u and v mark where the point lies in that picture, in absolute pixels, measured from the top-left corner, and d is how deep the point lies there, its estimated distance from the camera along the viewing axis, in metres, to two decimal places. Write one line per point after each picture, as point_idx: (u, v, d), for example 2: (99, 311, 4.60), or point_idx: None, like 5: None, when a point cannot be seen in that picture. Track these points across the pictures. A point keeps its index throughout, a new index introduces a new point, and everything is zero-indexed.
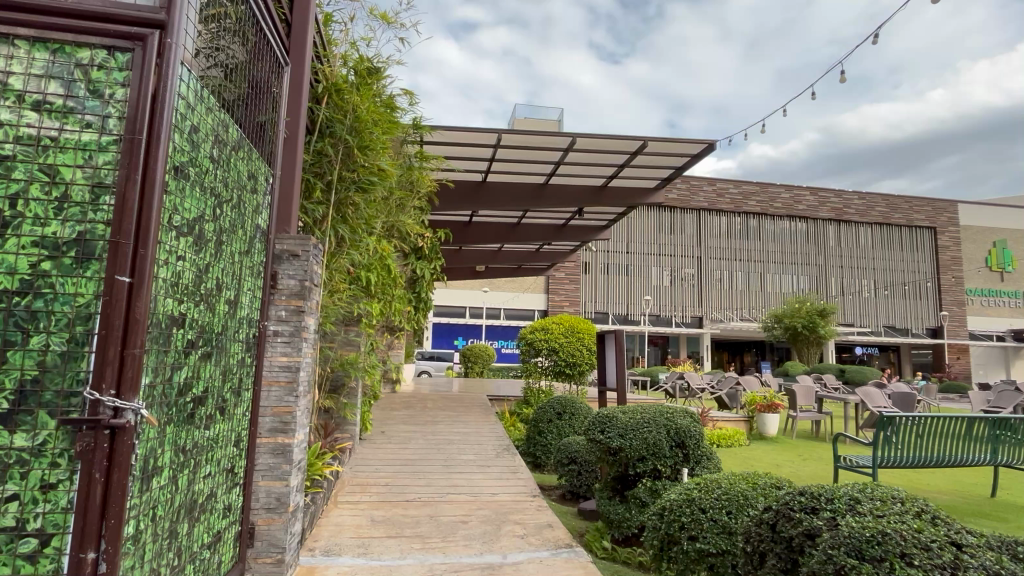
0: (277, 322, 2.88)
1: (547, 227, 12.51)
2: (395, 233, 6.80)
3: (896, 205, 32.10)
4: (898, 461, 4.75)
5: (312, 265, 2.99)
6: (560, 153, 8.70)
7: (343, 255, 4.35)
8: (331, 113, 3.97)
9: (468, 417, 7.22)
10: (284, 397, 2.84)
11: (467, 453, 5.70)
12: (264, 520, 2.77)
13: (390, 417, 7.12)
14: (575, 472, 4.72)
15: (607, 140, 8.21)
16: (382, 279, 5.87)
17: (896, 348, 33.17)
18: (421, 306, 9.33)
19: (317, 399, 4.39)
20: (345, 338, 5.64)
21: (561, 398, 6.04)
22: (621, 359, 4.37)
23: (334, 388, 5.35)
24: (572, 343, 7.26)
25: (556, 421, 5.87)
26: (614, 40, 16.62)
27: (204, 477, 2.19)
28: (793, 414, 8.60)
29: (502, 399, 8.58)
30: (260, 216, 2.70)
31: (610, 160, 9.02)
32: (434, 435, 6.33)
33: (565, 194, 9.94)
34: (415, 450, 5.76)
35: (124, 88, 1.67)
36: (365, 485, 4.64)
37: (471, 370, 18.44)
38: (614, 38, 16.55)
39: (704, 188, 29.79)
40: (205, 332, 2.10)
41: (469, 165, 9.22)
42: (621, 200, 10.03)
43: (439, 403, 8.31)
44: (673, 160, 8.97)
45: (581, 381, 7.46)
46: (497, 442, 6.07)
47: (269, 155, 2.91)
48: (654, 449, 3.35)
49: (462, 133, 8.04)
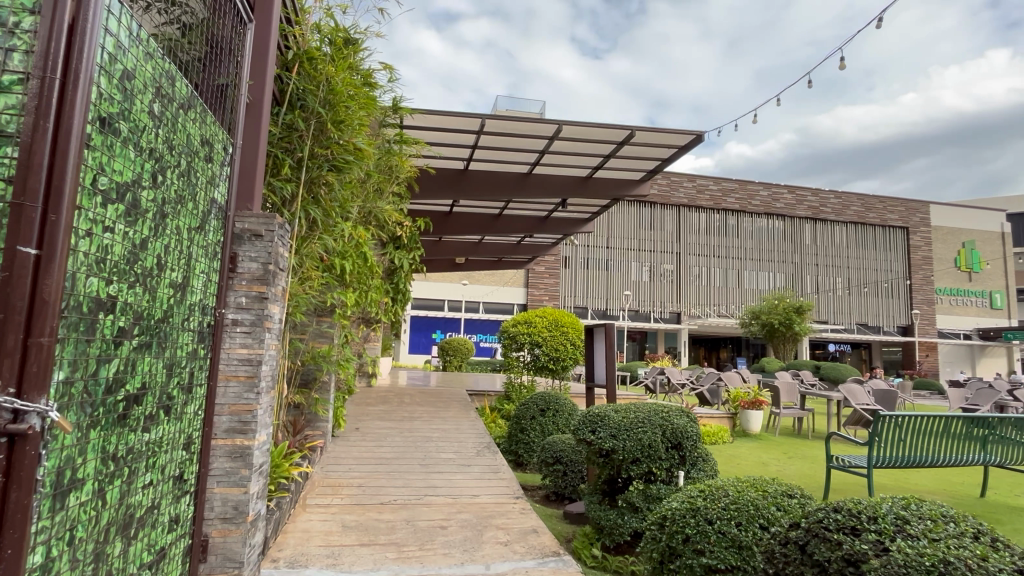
0: (237, 311, 2.56)
1: (529, 219, 12.24)
2: (373, 221, 6.48)
3: (870, 205, 32.58)
4: (892, 461, 4.59)
5: (277, 247, 2.67)
6: (545, 141, 8.43)
7: (315, 239, 4.04)
8: (303, 84, 3.65)
9: (447, 413, 6.94)
10: (243, 394, 2.53)
11: (446, 451, 5.43)
12: (219, 532, 2.47)
13: (366, 413, 6.80)
14: (561, 472, 4.49)
15: (594, 128, 7.96)
16: (359, 268, 5.54)
17: (867, 345, 33.78)
18: (401, 298, 9.00)
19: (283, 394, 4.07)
20: (318, 330, 5.31)
21: (544, 394, 5.82)
22: (612, 354, 4.12)
23: (306, 382, 5.04)
24: (556, 337, 6.99)
25: (539, 419, 5.63)
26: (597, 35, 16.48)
27: (144, 487, 1.88)
28: (776, 411, 8.51)
29: (483, 394, 8.32)
30: (217, 189, 2.39)
31: (596, 151, 8.78)
32: (412, 432, 6.05)
33: (549, 185, 9.69)
34: (392, 447, 5.47)
35: (34, 17, 1.34)
36: (337, 486, 4.34)
37: (449, 363, 18.17)
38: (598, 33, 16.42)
39: (685, 184, 29.85)
40: (142, 319, 1.80)
41: (451, 153, 8.91)
42: (606, 192, 9.80)
43: (417, 398, 8.00)
44: (659, 152, 8.77)
45: (565, 376, 7.21)
46: (479, 440, 5.81)
47: (229, 124, 2.58)
48: (649, 452, 3.11)
49: (444, 117, 7.73)
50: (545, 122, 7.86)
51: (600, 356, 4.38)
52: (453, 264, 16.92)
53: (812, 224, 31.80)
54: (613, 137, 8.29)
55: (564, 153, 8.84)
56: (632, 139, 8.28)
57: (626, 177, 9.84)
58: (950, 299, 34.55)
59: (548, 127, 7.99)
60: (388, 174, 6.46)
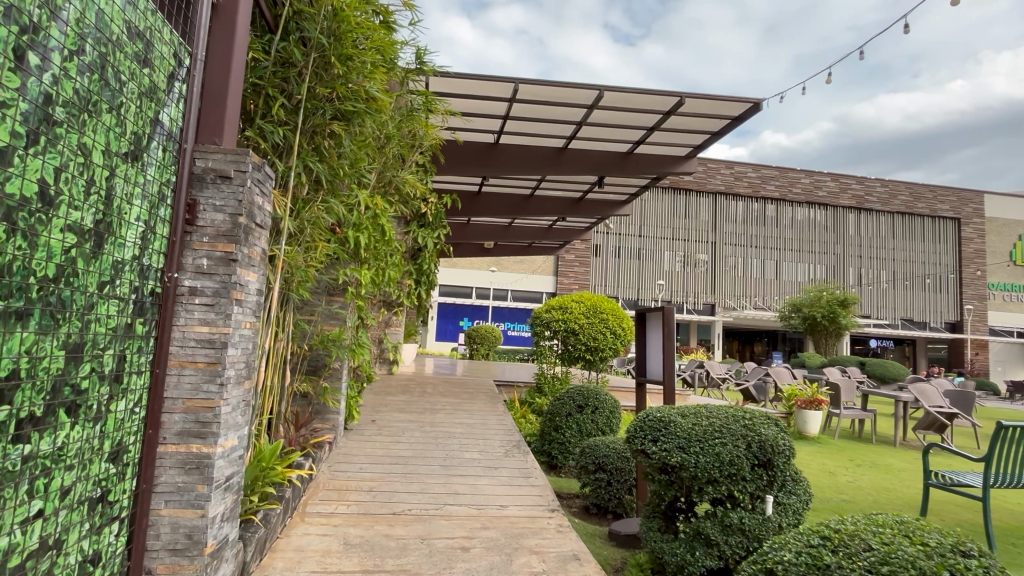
0: (195, 276, 1.94)
1: (561, 200, 11.49)
2: (393, 193, 5.87)
3: (920, 194, 30.80)
4: (1010, 482, 3.75)
5: (250, 193, 2.03)
6: (584, 110, 7.68)
7: (319, 202, 3.43)
8: (300, 7, 2.96)
9: (473, 406, 6.32)
10: (202, 387, 1.91)
11: (470, 451, 4.79)
12: (167, 568, 1.87)
13: (384, 403, 6.22)
14: (605, 482, 3.84)
15: (639, 94, 7.16)
16: (376, 243, 4.91)
17: (911, 342, 32.12)
18: (425, 281, 8.40)
19: (277, 383, 3.49)
20: (327, 312, 4.68)
21: (582, 388, 5.14)
22: (669, 342, 3.41)
23: (315, 369, 4.58)
24: (595, 325, 6.25)
25: (575, 416, 4.97)
26: (631, 17, 15.70)
27: (21, 523, 1.28)
28: (837, 412, 7.65)
29: (511, 386, 7.68)
30: (160, 108, 1.75)
31: (639, 122, 7.99)
32: (434, 427, 5.44)
33: (585, 161, 8.94)
34: (410, 444, 4.86)
35: None
36: (344, 491, 3.75)
37: (476, 351, 17.63)
38: (631, 16, 15.64)
39: (722, 171, 28.57)
40: (8, 274, 1.18)
41: (479, 124, 8.22)
42: (647, 168, 8.99)
43: (441, 388, 7.41)
44: (709, 124, 7.93)
45: (603, 368, 6.49)
46: (507, 439, 5.16)
47: (185, 27, 1.92)
48: (730, 470, 2.41)
49: (473, 82, 7.04)
50: (584, 88, 7.09)
51: (653, 347, 3.68)
52: (482, 249, 16.27)
53: (858, 214, 30.20)
54: (659, 106, 7.48)
55: (604, 125, 8.08)
56: (680, 108, 7.46)
57: (669, 153, 9.01)
58: (1005, 294, 32.56)
59: (587, 94, 7.21)
60: (408, 141, 5.81)
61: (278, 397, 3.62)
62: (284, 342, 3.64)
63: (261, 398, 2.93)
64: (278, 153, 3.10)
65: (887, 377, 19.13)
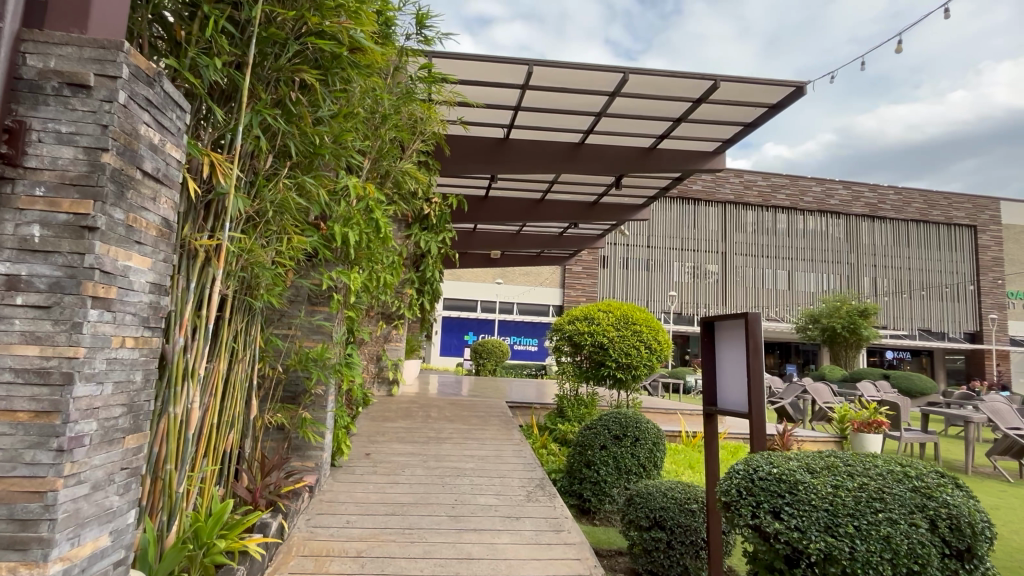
0: (19, 256, 1.28)
1: (574, 204, 10.67)
2: (390, 188, 5.08)
3: (934, 201, 29.94)
4: None
5: (116, 118, 1.34)
6: (605, 98, 6.87)
7: (282, 178, 2.61)
8: None
9: (484, 434, 5.44)
10: (24, 456, 1.24)
11: (484, 495, 3.90)
12: None
13: (381, 432, 5.34)
14: (664, 544, 2.96)
15: (667, 78, 6.35)
16: (368, 241, 4.07)
17: (929, 353, 31.05)
18: (429, 290, 7.55)
19: (219, 424, 2.69)
20: (308, 325, 3.82)
21: (619, 413, 4.29)
22: (755, 362, 2.54)
23: (293, 395, 3.74)
24: (628, 338, 5.36)
25: (611, 449, 4.09)
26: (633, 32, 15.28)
27: None
28: (898, 435, 6.70)
29: (526, 407, 6.80)
30: None
31: (664, 112, 7.19)
32: (439, 461, 4.55)
33: (604, 157, 8.13)
34: (411, 486, 3.97)
35: None
36: (324, 558, 2.87)
37: (482, 367, 16.77)
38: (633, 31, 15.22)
39: (731, 180, 27.83)
40: None
41: (487, 116, 7.42)
42: (672, 165, 8.14)
43: (446, 411, 6.52)
44: (744, 113, 7.11)
45: (635, 388, 5.59)
46: (529, 478, 4.26)
47: None
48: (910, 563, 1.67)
49: (482, 65, 6.22)
50: (605, 71, 6.29)
51: (729, 370, 2.81)
52: (489, 259, 15.42)
53: (873, 221, 29.29)
54: (688, 91, 6.68)
55: (627, 115, 7.27)
56: (713, 94, 6.66)
57: (696, 148, 8.18)
58: None
59: (609, 78, 6.41)
60: (404, 125, 4.99)
61: (223, 439, 2.77)
62: (238, 365, 2.82)
63: (175, 450, 2.10)
64: (223, 97, 2.25)
65: (913, 390, 18.14)
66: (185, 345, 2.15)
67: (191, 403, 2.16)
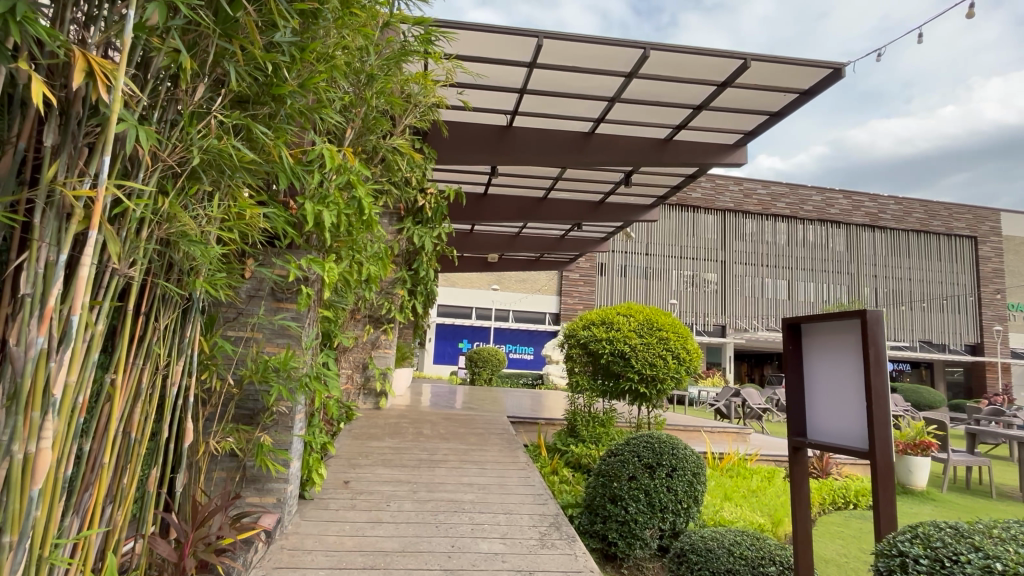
0: None
1: (579, 203, 9.97)
2: (374, 169, 4.34)
3: (935, 212, 29.52)
4: None
5: None
6: (622, 79, 6.17)
7: (214, 116, 1.87)
8: None
9: (484, 456, 4.68)
10: None
11: (487, 540, 3.13)
12: None
13: (364, 453, 4.57)
14: None
15: (692, 57, 5.68)
16: (347, 226, 3.32)
17: (928, 364, 30.54)
18: (422, 291, 6.80)
19: (113, 462, 1.91)
20: (272, 326, 3.07)
21: (652, 437, 3.58)
22: (876, 382, 1.83)
23: (249, 416, 2.99)
24: (652, 346, 4.63)
25: (641, 481, 3.36)
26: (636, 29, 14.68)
27: None
28: (947, 457, 6.01)
29: (530, 423, 6.06)
30: None
31: (685, 97, 6.49)
32: (433, 492, 3.78)
33: (617, 148, 7.44)
34: (396, 528, 3.20)
35: None
36: None
37: (477, 376, 16.02)
38: None
39: (732, 187, 27.28)
40: None
41: (490, 100, 6.71)
42: (689, 158, 7.46)
43: (441, 428, 5.75)
44: (773, 99, 6.42)
45: (658, 404, 4.86)
46: (540, 514, 3.50)
47: None
48: None
49: (486, 37, 5.51)
50: (624, 47, 5.59)
51: (825, 391, 2.09)
52: (486, 264, 14.68)
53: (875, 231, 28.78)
54: (713, 73, 6.01)
55: (644, 100, 6.58)
56: (741, 76, 5.99)
57: (715, 140, 7.49)
58: None
59: (627, 55, 5.72)
60: (393, 95, 4.25)
61: (131, 477, 2.03)
62: (146, 376, 2.03)
63: (19, 510, 1.37)
64: None
65: (920, 402, 17.45)
66: (50, 350, 1.42)
67: (49, 438, 1.41)
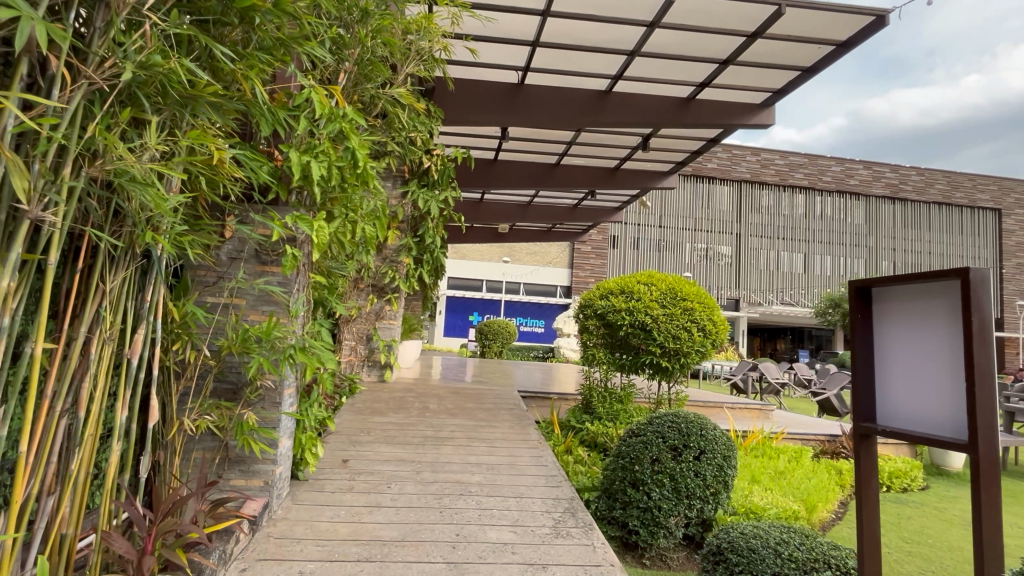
0: None
1: (593, 169, 9.52)
2: (373, 122, 3.95)
3: (959, 183, 28.56)
4: None
5: None
6: (644, 30, 5.68)
7: (152, 22, 1.50)
8: None
9: (493, 433, 4.39)
10: None
11: (496, 528, 2.84)
12: None
13: (367, 430, 4.29)
14: None
15: (722, 3, 5.17)
16: (340, 180, 2.96)
17: None
18: (428, 260, 6.46)
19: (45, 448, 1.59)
20: (257, 292, 2.76)
21: (677, 416, 3.25)
22: (979, 357, 1.46)
23: (232, 391, 2.69)
24: (675, 318, 4.29)
25: (666, 464, 3.05)
26: None
27: None
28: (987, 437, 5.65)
29: (542, 398, 5.77)
30: None
31: (712, 49, 5.98)
32: (437, 473, 3.49)
33: (636, 107, 6.96)
34: (395, 513, 2.91)
35: None
36: None
37: (487, 349, 15.80)
38: None
39: (748, 158, 26.45)
40: None
41: (500, 54, 6.24)
42: (713, 118, 6.97)
43: (448, 402, 5.47)
44: (808, 52, 5.90)
45: (680, 379, 4.55)
46: (554, 499, 3.20)
47: None
48: None
49: None
50: None
51: (903, 366, 1.74)
52: (497, 234, 14.27)
53: (896, 203, 27.92)
54: (743, 22, 5.50)
55: (667, 54, 6.08)
56: (774, 25, 5.47)
57: (742, 99, 6.98)
58: None
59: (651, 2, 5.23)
60: (392, 39, 3.83)
61: (78, 466, 1.74)
62: (88, 345, 1.70)
63: None
64: None
65: None
66: None
67: None
